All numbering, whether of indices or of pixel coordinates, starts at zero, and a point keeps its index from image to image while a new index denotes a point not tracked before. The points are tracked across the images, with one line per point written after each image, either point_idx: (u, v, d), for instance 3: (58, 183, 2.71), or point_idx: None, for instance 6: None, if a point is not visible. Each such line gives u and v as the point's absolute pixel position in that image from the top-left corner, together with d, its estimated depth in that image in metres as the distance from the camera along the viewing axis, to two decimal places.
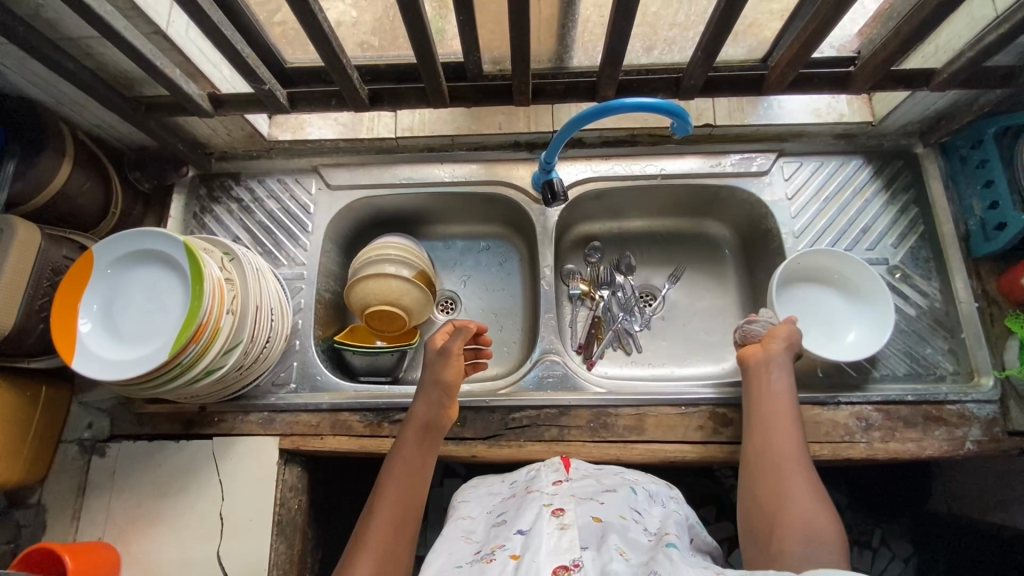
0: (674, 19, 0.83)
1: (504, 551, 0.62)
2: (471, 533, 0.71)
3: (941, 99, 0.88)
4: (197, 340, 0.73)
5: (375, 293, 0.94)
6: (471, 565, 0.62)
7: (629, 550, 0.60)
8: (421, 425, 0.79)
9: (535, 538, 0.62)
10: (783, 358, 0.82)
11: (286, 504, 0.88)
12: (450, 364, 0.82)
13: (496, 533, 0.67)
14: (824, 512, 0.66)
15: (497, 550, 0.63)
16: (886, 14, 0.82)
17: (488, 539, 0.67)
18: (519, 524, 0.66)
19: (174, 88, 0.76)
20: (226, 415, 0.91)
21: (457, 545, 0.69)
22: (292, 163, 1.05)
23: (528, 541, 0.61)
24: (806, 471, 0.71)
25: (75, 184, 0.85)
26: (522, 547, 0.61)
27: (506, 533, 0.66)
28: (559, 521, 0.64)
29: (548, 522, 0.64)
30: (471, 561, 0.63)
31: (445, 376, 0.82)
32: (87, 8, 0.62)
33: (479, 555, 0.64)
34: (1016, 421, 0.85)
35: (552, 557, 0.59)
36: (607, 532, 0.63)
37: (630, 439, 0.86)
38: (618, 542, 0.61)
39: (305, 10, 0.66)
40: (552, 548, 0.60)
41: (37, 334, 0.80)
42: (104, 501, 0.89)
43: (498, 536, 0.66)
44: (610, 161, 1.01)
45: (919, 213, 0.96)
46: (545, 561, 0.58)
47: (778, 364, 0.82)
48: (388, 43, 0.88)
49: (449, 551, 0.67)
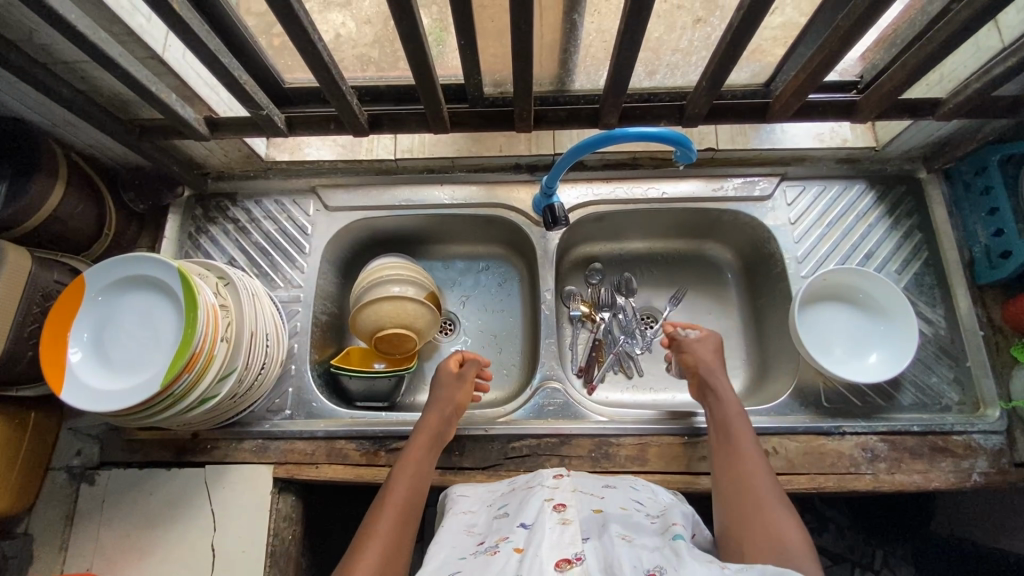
0: (677, 44, 0.82)
1: (508, 544, 0.60)
2: (473, 526, 0.69)
3: (944, 126, 0.87)
4: (190, 369, 0.71)
5: (387, 319, 0.91)
6: (473, 558, 0.60)
7: (632, 535, 0.60)
8: (431, 436, 0.79)
9: (537, 532, 0.59)
10: (716, 361, 0.85)
11: (280, 535, 0.86)
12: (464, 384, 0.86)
13: (498, 525, 0.65)
14: (790, 517, 0.64)
15: (500, 542, 0.61)
16: (891, 38, 0.79)
17: (491, 530, 0.65)
18: (521, 518, 0.64)
19: (170, 112, 0.75)
20: (219, 442, 0.90)
21: (458, 539, 0.66)
22: (289, 183, 1.03)
23: (532, 534, 0.59)
24: (766, 472, 0.69)
25: (68, 207, 0.83)
26: (526, 541, 0.59)
27: (508, 526, 0.64)
28: (561, 516, 0.62)
29: (549, 517, 0.62)
30: (474, 553, 0.61)
31: (459, 397, 0.85)
32: (81, 36, 0.61)
33: (482, 546, 0.62)
34: (1022, 453, 0.84)
35: (554, 551, 0.56)
36: (608, 521, 0.63)
37: (631, 469, 0.85)
38: (620, 529, 0.61)
39: (304, 40, 0.65)
40: (555, 542, 0.58)
41: (27, 361, 0.79)
42: (93, 530, 0.86)
43: (501, 529, 0.64)
44: (612, 184, 1.00)
45: (923, 238, 0.95)
46: (548, 554, 0.56)
47: (715, 367, 0.84)
48: (388, 64, 0.85)
49: (450, 543, 0.65)
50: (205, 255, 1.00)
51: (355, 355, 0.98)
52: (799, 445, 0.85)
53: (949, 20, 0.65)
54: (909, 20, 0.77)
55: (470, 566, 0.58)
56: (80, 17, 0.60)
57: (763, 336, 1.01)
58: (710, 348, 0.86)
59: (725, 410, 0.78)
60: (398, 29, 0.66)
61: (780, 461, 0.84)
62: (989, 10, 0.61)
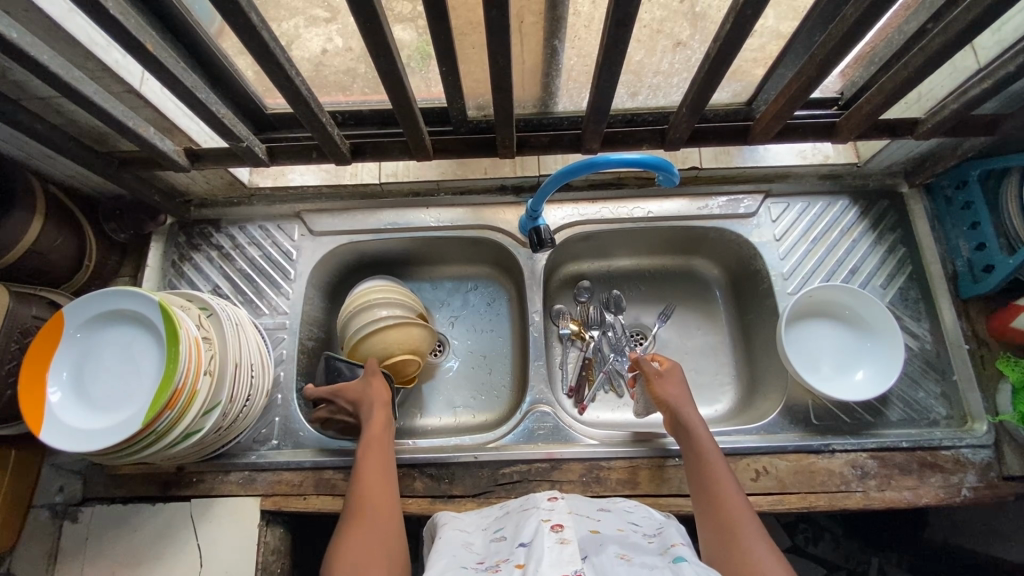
0: (659, 67, 0.82)
1: (509, 563, 0.58)
2: (471, 544, 0.68)
3: (924, 143, 0.88)
4: (172, 406, 0.69)
5: (388, 343, 0.90)
6: (473, 573, 0.59)
7: (631, 554, 0.60)
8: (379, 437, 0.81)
9: (536, 549, 0.57)
10: (685, 395, 0.83)
11: (268, 568, 0.85)
12: (376, 379, 0.87)
13: (498, 548, 0.64)
14: (775, 559, 0.61)
15: (500, 562, 0.60)
16: (869, 57, 0.80)
17: (489, 552, 0.64)
18: (520, 537, 0.62)
19: (148, 146, 0.74)
20: (205, 475, 0.88)
21: (457, 552, 0.66)
22: (273, 209, 1.02)
23: (531, 551, 0.58)
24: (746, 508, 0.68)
25: (47, 240, 0.82)
26: (527, 557, 0.57)
27: (509, 547, 0.62)
28: (559, 536, 0.59)
29: (548, 536, 0.59)
30: (475, 567, 0.61)
31: (379, 392, 0.85)
32: (55, 77, 0.60)
33: (483, 564, 0.61)
34: (1011, 466, 0.84)
35: (554, 568, 0.54)
36: (606, 542, 0.62)
37: (623, 493, 0.85)
38: (618, 548, 0.61)
39: (281, 74, 0.65)
40: (554, 560, 0.55)
41: (5, 399, 0.77)
42: (76, 569, 0.84)
43: (500, 550, 0.63)
44: (597, 204, 1.00)
45: (907, 252, 0.96)
46: (548, 571, 0.53)
47: (686, 400, 0.82)
48: (371, 90, 0.86)
49: (451, 554, 0.65)
50: (189, 283, 0.99)
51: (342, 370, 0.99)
52: (789, 464, 0.85)
53: (924, 46, 0.65)
54: (886, 40, 0.77)
55: None
56: (53, 57, 0.60)
57: (753, 353, 1.01)
58: (677, 381, 0.85)
59: (703, 445, 0.76)
60: (377, 64, 0.66)
61: (771, 481, 0.84)
62: (963, 37, 0.62)
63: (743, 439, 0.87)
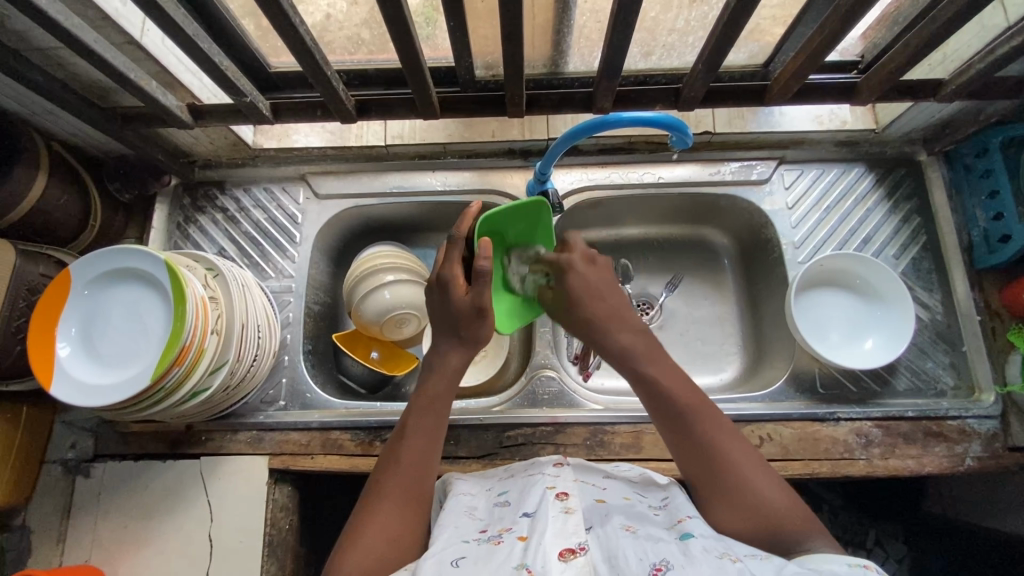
0: (674, 24, 0.79)
1: (512, 534, 0.56)
2: (473, 510, 0.64)
3: (946, 107, 0.86)
4: (180, 363, 0.69)
5: (398, 310, 0.92)
6: (475, 547, 0.55)
7: (637, 526, 0.57)
8: (451, 376, 0.68)
9: (541, 520, 0.55)
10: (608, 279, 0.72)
11: (277, 524, 0.86)
12: (488, 316, 0.67)
13: (501, 515, 0.61)
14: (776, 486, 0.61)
15: (503, 532, 0.57)
16: (893, 16, 0.77)
17: (492, 520, 0.61)
18: (524, 507, 0.59)
19: (151, 100, 0.73)
20: (214, 433, 0.89)
21: (460, 520, 0.61)
22: (278, 171, 1.01)
23: (535, 523, 0.55)
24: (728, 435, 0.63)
25: (51, 198, 0.81)
26: (530, 529, 0.55)
27: (511, 515, 0.59)
28: (564, 504, 0.57)
29: (553, 505, 0.57)
30: (477, 540, 0.56)
31: (482, 333, 0.69)
32: (52, 22, 0.58)
33: (485, 535, 0.58)
34: (1016, 436, 0.84)
35: (558, 540, 0.52)
36: (612, 512, 0.60)
37: (627, 457, 0.85)
38: (624, 520, 0.58)
39: (284, 22, 0.62)
40: (558, 530, 0.53)
41: (15, 356, 0.77)
42: (90, 523, 0.87)
43: (503, 518, 0.60)
44: (606, 169, 0.98)
45: (922, 222, 0.94)
46: (552, 543, 0.52)
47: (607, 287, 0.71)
48: (376, 47, 0.82)
49: (452, 525, 0.60)
50: (193, 245, 0.99)
51: (347, 332, 0.99)
52: (793, 431, 0.85)
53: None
54: None
55: (472, 555, 0.53)
56: (51, 1, 0.58)
57: (758, 322, 1.01)
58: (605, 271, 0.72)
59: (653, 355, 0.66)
60: (383, 12, 0.63)
61: (775, 447, 0.84)
62: None
63: (748, 406, 0.87)
